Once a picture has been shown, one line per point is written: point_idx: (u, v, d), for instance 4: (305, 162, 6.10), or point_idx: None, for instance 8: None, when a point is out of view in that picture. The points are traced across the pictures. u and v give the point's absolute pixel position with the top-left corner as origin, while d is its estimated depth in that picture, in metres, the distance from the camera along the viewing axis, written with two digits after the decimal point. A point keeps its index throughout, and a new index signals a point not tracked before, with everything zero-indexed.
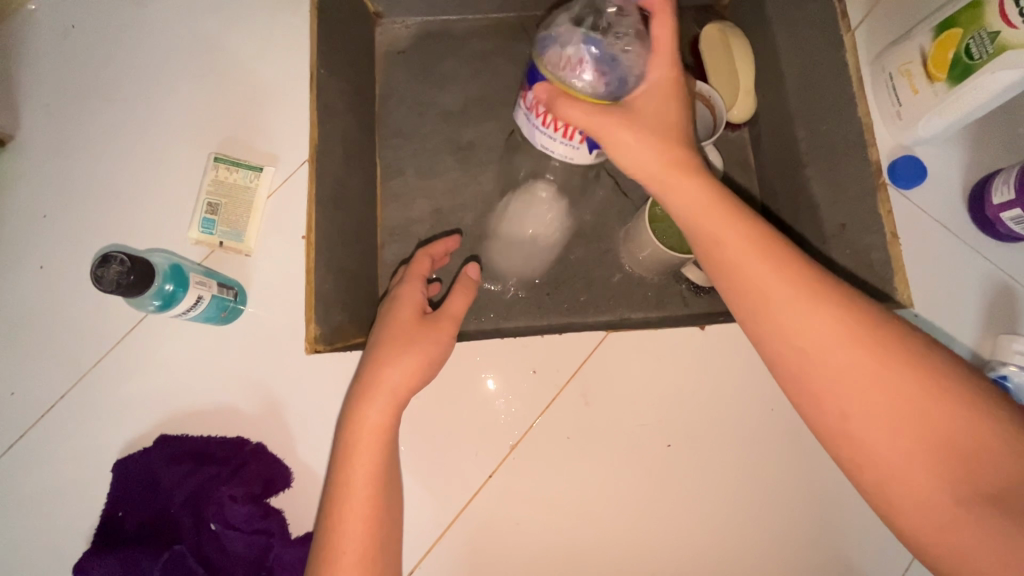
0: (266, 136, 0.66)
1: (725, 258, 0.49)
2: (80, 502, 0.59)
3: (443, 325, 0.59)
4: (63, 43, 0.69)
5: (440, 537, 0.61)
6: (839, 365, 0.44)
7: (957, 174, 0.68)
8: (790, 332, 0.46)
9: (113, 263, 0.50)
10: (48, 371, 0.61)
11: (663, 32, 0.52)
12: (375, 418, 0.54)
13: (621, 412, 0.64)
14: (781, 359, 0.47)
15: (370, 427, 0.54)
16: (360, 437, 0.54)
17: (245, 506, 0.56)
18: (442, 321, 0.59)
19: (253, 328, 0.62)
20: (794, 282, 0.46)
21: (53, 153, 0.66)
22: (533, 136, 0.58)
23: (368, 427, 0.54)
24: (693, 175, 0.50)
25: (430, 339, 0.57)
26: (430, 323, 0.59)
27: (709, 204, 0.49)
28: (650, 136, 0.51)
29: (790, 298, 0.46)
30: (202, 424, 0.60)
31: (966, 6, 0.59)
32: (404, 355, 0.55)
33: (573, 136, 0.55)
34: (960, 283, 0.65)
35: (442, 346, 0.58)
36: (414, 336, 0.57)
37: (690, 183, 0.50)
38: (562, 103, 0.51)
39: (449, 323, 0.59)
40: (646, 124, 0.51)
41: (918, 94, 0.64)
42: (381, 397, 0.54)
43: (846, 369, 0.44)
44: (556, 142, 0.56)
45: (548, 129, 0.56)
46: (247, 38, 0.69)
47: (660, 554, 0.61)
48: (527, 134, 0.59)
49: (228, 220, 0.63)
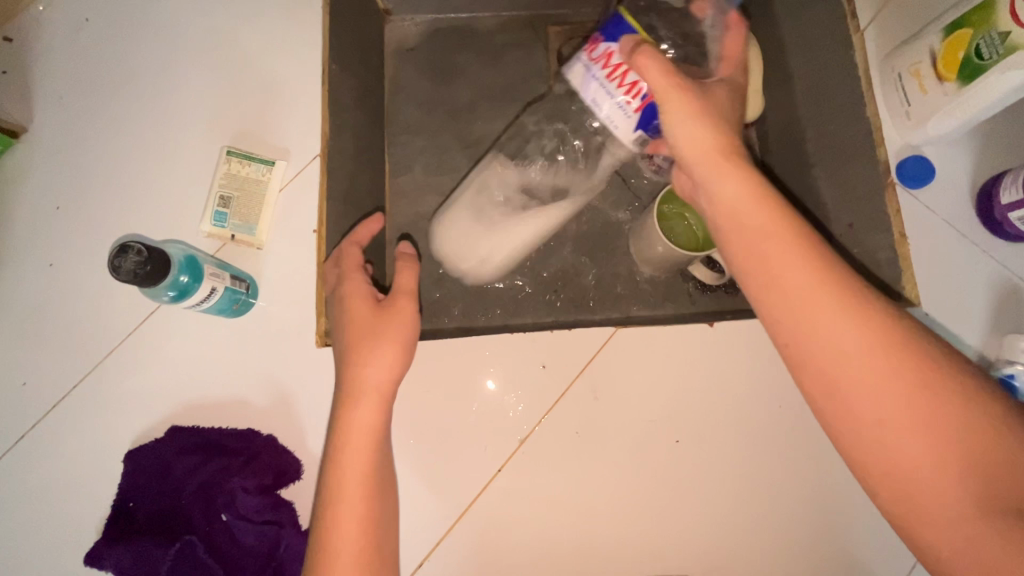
0: (278, 130, 0.67)
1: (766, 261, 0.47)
2: (93, 491, 0.59)
3: (398, 306, 0.57)
4: (76, 35, 0.69)
5: (449, 529, 0.61)
6: (858, 369, 0.42)
7: (966, 174, 0.68)
8: (815, 337, 0.44)
9: (131, 252, 0.50)
10: (60, 362, 0.61)
11: (735, 42, 0.56)
12: (362, 419, 0.53)
13: (630, 408, 0.64)
14: (802, 363, 0.45)
15: (360, 428, 0.53)
16: (351, 436, 0.53)
17: (256, 497, 0.57)
18: (396, 301, 0.58)
19: (265, 321, 0.62)
20: (821, 279, 0.44)
21: (65, 146, 0.66)
22: (585, 87, 0.55)
23: (357, 428, 0.53)
24: (741, 168, 0.50)
25: (391, 325, 0.56)
26: (386, 308, 0.57)
27: (756, 201, 0.48)
28: (707, 119, 0.51)
29: (823, 298, 0.44)
30: (214, 416, 0.60)
31: (977, 7, 0.58)
32: (381, 351, 0.55)
33: (633, 100, 0.53)
34: (968, 282, 0.65)
35: (406, 327, 0.56)
36: (379, 328, 0.56)
37: (735, 172, 0.49)
38: (646, 53, 0.50)
39: (405, 302, 0.58)
40: (706, 108, 0.51)
41: (928, 94, 0.65)
42: (366, 396, 0.54)
43: (869, 372, 0.42)
44: (609, 99, 0.53)
45: (610, 82, 0.53)
46: (259, 33, 0.69)
47: (669, 548, 0.61)
48: (579, 86, 0.56)
49: (240, 213, 0.64)
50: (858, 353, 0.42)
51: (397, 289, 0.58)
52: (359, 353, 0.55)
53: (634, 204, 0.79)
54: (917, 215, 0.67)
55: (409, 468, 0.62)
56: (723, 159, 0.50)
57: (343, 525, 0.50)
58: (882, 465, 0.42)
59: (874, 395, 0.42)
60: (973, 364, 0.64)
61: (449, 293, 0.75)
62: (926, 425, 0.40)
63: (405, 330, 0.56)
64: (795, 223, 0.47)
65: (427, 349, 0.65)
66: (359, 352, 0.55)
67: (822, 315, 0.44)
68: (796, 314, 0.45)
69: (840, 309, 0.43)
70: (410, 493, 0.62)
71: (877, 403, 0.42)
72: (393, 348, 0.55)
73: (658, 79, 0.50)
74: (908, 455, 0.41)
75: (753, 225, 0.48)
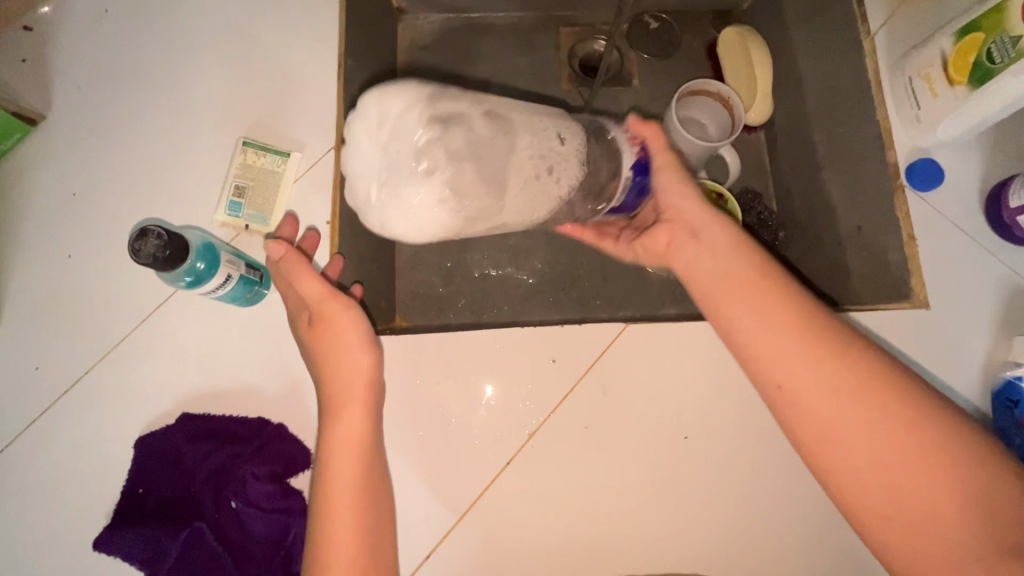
0: (294, 123, 0.67)
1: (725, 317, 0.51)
2: (103, 478, 0.59)
3: (331, 311, 0.56)
4: (96, 25, 0.70)
5: (456, 524, 0.61)
6: (844, 410, 0.46)
7: (975, 178, 0.69)
8: (791, 393, 0.47)
9: (150, 236, 0.51)
10: (72, 348, 0.62)
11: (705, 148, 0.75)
12: (345, 429, 0.55)
13: (638, 404, 0.64)
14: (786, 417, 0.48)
15: (347, 436, 0.54)
16: (337, 446, 0.54)
17: (267, 485, 0.57)
18: (327, 308, 0.56)
19: (276, 311, 0.63)
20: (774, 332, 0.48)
21: (81, 134, 0.67)
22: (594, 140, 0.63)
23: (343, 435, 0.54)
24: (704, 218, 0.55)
25: (339, 334, 0.56)
26: (320, 321, 0.57)
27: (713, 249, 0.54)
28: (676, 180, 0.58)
29: (817, 340, 0.47)
30: (225, 404, 0.61)
31: (989, 11, 0.59)
32: (352, 354, 0.56)
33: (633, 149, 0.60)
34: (977, 286, 0.66)
35: (351, 325, 0.56)
36: (322, 345, 0.56)
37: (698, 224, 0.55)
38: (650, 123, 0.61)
39: (332, 306, 0.56)
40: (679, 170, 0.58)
41: (938, 98, 0.65)
42: (348, 404, 0.55)
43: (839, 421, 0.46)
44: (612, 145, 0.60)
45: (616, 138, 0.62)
46: (277, 26, 0.70)
47: (674, 545, 0.61)
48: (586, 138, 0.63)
49: (255, 204, 0.64)
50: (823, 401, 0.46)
51: (319, 298, 0.56)
52: (334, 359, 0.56)
53: None
54: (927, 217, 0.68)
55: (416, 461, 0.62)
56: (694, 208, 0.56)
57: (342, 519, 0.51)
58: (878, 496, 0.45)
59: (862, 433, 0.45)
60: (980, 367, 0.64)
61: (458, 289, 0.79)
62: (917, 455, 0.44)
63: (351, 330, 0.56)
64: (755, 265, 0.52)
65: (437, 342, 0.65)
66: (333, 359, 0.56)
67: (807, 359, 0.47)
68: (791, 356, 0.47)
69: (796, 357, 0.47)
70: (417, 486, 0.62)
71: (857, 442, 0.45)
72: (355, 346, 0.56)
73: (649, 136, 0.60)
74: (898, 491, 0.44)
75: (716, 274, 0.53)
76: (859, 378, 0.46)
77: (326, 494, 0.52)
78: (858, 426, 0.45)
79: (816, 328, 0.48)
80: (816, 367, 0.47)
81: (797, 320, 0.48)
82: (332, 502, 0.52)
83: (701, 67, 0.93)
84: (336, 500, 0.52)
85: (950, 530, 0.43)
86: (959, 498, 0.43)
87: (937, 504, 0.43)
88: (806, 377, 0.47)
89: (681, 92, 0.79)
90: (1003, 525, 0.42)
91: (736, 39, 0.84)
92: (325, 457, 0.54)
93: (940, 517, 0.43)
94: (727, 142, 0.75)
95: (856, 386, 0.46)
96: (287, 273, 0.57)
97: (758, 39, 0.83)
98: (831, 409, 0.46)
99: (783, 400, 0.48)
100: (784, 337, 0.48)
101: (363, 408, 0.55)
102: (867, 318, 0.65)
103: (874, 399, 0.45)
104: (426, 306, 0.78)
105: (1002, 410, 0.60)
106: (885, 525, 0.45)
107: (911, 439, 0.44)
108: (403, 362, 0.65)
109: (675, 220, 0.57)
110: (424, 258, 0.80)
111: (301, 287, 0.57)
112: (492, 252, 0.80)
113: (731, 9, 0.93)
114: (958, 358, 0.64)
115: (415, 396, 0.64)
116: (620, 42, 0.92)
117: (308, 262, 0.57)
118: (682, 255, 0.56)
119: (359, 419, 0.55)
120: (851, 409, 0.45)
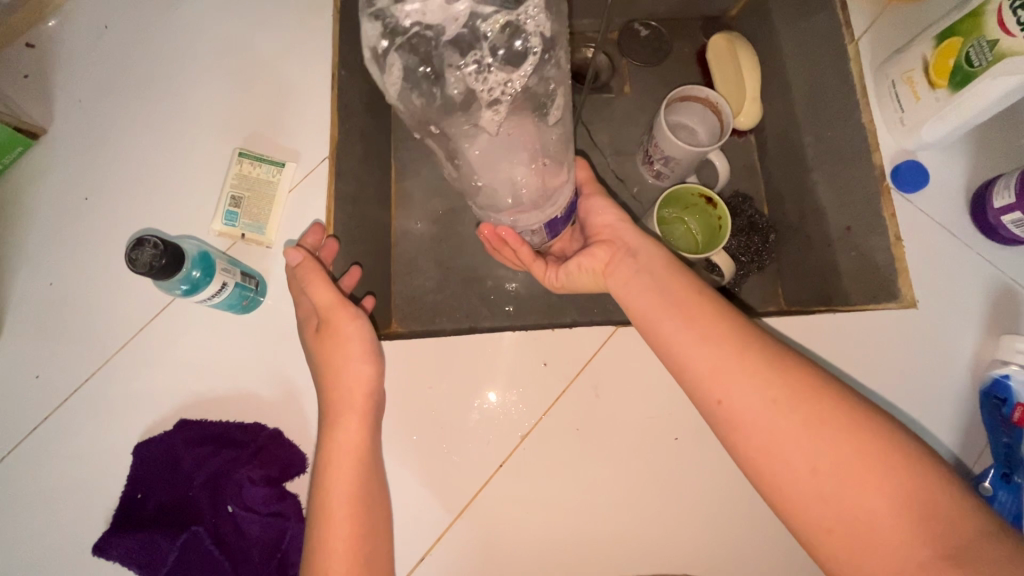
0: (289, 133, 0.69)
1: (671, 338, 0.55)
2: (100, 485, 0.60)
3: (337, 319, 0.58)
4: (96, 41, 0.72)
5: (449, 527, 0.62)
6: (777, 421, 0.48)
7: (960, 179, 0.69)
8: (742, 407, 0.50)
9: (147, 245, 0.52)
10: (72, 357, 0.63)
11: (685, 156, 0.76)
12: (341, 439, 0.57)
13: (629, 406, 0.65)
14: (737, 437, 0.50)
15: (343, 447, 0.56)
16: (334, 457, 0.56)
17: (263, 488, 0.58)
18: (334, 315, 0.58)
19: (271, 319, 0.64)
20: (719, 351, 0.52)
21: (81, 148, 0.69)
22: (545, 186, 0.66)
23: (340, 446, 0.56)
24: (653, 249, 0.61)
25: (340, 345, 0.58)
26: (324, 330, 0.59)
27: (665, 270, 0.59)
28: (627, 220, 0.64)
29: (747, 352, 0.51)
30: (221, 411, 0.62)
31: (967, 16, 0.60)
32: (349, 365, 0.58)
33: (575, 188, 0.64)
34: (965, 286, 0.66)
35: (356, 334, 0.58)
36: (325, 353, 0.58)
37: (649, 253, 0.60)
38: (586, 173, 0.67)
39: (340, 314, 0.58)
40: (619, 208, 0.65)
41: (921, 101, 0.65)
42: (341, 416, 0.57)
43: (789, 436, 0.48)
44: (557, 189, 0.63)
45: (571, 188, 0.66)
46: (273, 39, 0.72)
47: (664, 545, 0.62)
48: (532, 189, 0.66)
49: (251, 213, 0.66)
50: (768, 414, 0.49)
51: (325, 308, 0.58)
52: (329, 367, 0.58)
53: (636, 206, 0.89)
54: (915, 217, 0.68)
55: (408, 465, 0.63)
56: (642, 238, 0.61)
57: (334, 530, 0.53)
58: (818, 505, 0.46)
59: (795, 444, 0.48)
60: (968, 366, 0.64)
61: (452, 294, 0.84)
62: (850, 464, 0.46)
63: (355, 338, 0.58)
64: (698, 291, 0.56)
65: (430, 347, 0.66)
66: (330, 370, 0.58)
67: (738, 372, 0.51)
68: (722, 371, 0.51)
69: (745, 372, 0.50)
70: (412, 490, 0.62)
71: (809, 454, 0.47)
72: (358, 356, 0.58)
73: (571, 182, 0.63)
74: (854, 503, 0.45)
75: (669, 293, 0.57)
76: (791, 389, 0.49)
77: (322, 504, 0.54)
78: (793, 434, 0.48)
79: (745, 343, 0.52)
80: (749, 383, 0.50)
81: (721, 334, 0.53)
82: (329, 512, 0.54)
83: (689, 72, 0.95)
84: (331, 512, 0.54)
85: (890, 535, 0.44)
86: (894, 503, 0.44)
87: (877, 510, 0.45)
88: (742, 396, 0.50)
89: (672, 97, 0.80)
90: (941, 524, 0.43)
91: (725, 44, 0.86)
92: (324, 466, 0.56)
93: (882, 522, 0.44)
94: (717, 147, 0.76)
95: (790, 400, 0.49)
96: (301, 279, 0.60)
97: (748, 45, 0.85)
98: (776, 425, 0.48)
99: (721, 414, 0.51)
100: (715, 352, 0.52)
101: (356, 417, 0.57)
102: (856, 317, 0.66)
103: (829, 411, 0.48)
104: (421, 312, 0.83)
105: (989, 407, 0.62)
106: (834, 540, 0.46)
107: (844, 447, 0.46)
108: (398, 365, 0.65)
109: (612, 242, 0.62)
110: (421, 263, 0.85)
111: (314, 293, 0.59)
112: (484, 258, 0.85)
113: (720, 15, 0.95)
114: (947, 358, 0.64)
115: (409, 399, 0.65)
116: (611, 47, 0.95)
117: (324, 271, 0.60)
118: (619, 274, 0.60)
119: (351, 431, 0.57)
120: (797, 422, 0.48)
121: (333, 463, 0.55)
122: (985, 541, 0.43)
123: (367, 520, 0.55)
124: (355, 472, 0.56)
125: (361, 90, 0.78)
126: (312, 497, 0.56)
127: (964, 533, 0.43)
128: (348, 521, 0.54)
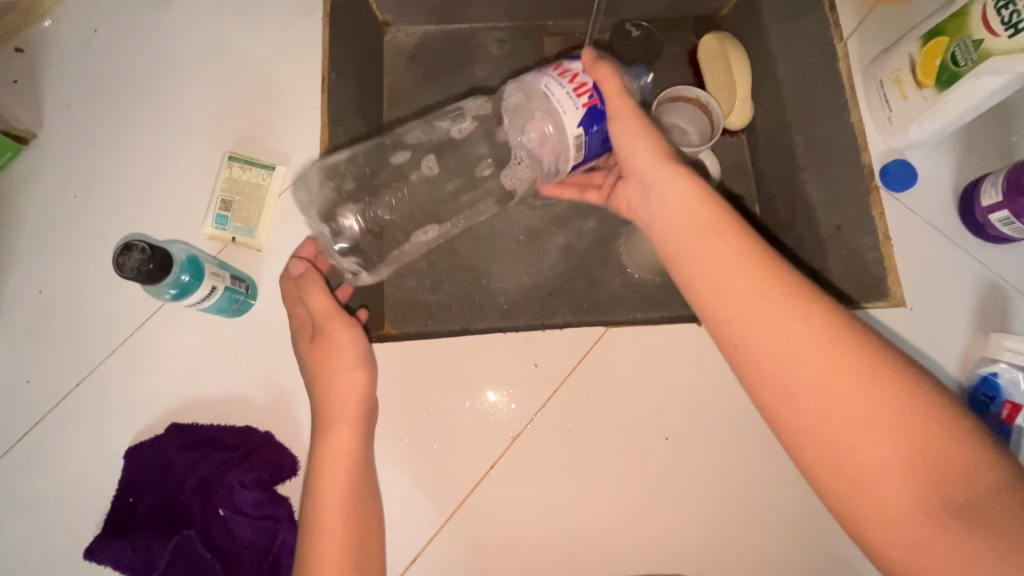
0: (280, 137, 0.69)
1: (697, 275, 0.50)
2: (91, 489, 0.60)
3: (333, 328, 0.59)
4: (85, 44, 0.72)
5: (440, 530, 0.62)
6: (804, 366, 0.44)
7: (949, 178, 0.70)
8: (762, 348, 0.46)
9: (134, 251, 0.52)
10: (64, 360, 0.63)
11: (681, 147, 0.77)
12: (335, 445, 0.57)
13: (619, 405, 0.65)
14: (758, 378, 0.46)
15: (336, 453, 0.56)
16: (327, 463, 0.56)
17: (254, 492, 0.58)
18: (329, 324, 0.59)
19: (262, 322, 0.64)
20: (748, 286, 0.47)
21: (72, 152, 0.69)
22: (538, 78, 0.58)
23: (333, 450, 0.56)
24: (679, 179, 0.53)
25: (333, 349, 0.58)
26: (321, 336, 0.59)
27: (690, 207, 0.52)
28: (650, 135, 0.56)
29: (765, 292, 0.47)
30: (213, 414, 0.62)
31: (952, 16, 0.61)
32: (341, 368, 0.58)
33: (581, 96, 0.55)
34: (954, 285, 0.66)
35: (349, 343, 0.59)
36: (319, 356, 0.59)
37: (672, 182, 0.53)
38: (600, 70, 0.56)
39: (336, 322, 0.59)
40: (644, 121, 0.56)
41: (908, 100, 0.66)
42: (333, 420, 0.57)
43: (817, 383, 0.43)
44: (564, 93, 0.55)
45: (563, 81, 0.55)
46: (263, 42, 0.72)
47: (654, 544, 0.62)
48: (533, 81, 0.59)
49: (241, 217, 0.66)
50: (797, 358, 0.44)
51: (322, 316, 0.60)
52: (322, 371, 0.58)
53: None
54: (902, 218, 0.68)
55: (400, 468, 0.63)
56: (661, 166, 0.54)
57: (328, 534, 0.53)
58: (835, 460, 0.42)
59: (822, 392, 0.43)
60: (957, 365, 0.65)
61: (445, 296, 0.83)
62: (877, 419, 0.41)
63: (347, 346, 0.59)
64: (729, 228, 0.50)
65: (422, 350, 0.66)
66: (323, 375, 0.58)
67: (765, 313, 0.46)
68: (739, 309, 0.47)
69: (776, 311, 0.46)
70: (402, 492, 0.62)
71: (836, 405, 0.43)
72: (351, 363, 0.58)
73: (614, 92, 0.56)
74: (877, 462, 0.41)
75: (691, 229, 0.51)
76: (813, 331, 0.44)
77: (314, 509, 0.55)
78: (820, 380, 0.43)
79: (767, 280, 0.47)
80: (777, 323, 0.45)
81: (749, 272, 0.48)
82: (321, 517, 0.54)
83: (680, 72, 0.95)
84: (324, 517, 0.54)
85: (895, 488, 0.41)
86: (920, 468, 0.40)
87: (901, 471, 0.40)
88: (769, 336, 0.46)
89: (661, 98, 0.81)
90: None
91: (714, 43, 0.87)
92: (317, 473, 0.56)
93: (888, 473, 0.41)
94: (705, 147, 0.77)
95: (822, 346, 0.44)
96: (302, 288, 0.61)
97: (735, 45, 0.86)
98: (803, 372, 0.44)
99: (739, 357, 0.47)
100: (732, 293, 0.48)
101: (347, 421, 0.57)
102: None
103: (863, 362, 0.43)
104: (414, 314, 0.82)
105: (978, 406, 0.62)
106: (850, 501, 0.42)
107: (873, 402, 0.42)
108: (389, 368, 0.66)
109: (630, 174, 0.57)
110: (413, 264, 0.84)
111: (310, 300, 0.60)
112: (476, 258, 0.85)
113: (711, 15, 0.95)
114: (935, 357, 0.65)
115: (401, 401, 0.65)
116: None
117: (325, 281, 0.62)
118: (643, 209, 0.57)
119: (342, 433, 0.57)
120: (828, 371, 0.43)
121: (326, 468, 0.55)
122: (1001, 498, 0.39)
123: (361, 523, 0.55)
124: (347, 476, 0.56)
125: (351, 92, 0.78)
126: (305, 502, 0.56)
127: (974, 490, 0.39)
128: (340, 525, 0.54)
